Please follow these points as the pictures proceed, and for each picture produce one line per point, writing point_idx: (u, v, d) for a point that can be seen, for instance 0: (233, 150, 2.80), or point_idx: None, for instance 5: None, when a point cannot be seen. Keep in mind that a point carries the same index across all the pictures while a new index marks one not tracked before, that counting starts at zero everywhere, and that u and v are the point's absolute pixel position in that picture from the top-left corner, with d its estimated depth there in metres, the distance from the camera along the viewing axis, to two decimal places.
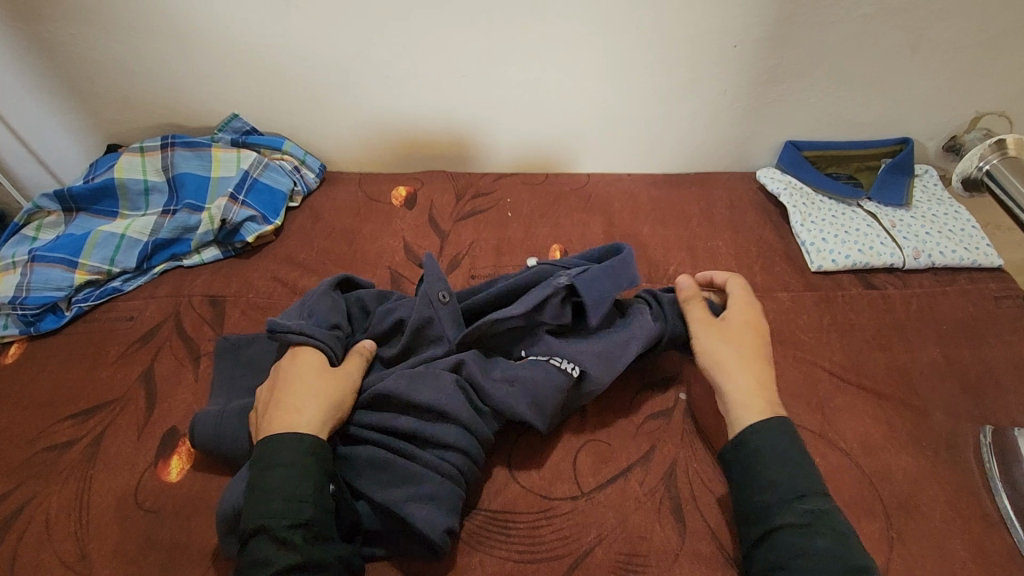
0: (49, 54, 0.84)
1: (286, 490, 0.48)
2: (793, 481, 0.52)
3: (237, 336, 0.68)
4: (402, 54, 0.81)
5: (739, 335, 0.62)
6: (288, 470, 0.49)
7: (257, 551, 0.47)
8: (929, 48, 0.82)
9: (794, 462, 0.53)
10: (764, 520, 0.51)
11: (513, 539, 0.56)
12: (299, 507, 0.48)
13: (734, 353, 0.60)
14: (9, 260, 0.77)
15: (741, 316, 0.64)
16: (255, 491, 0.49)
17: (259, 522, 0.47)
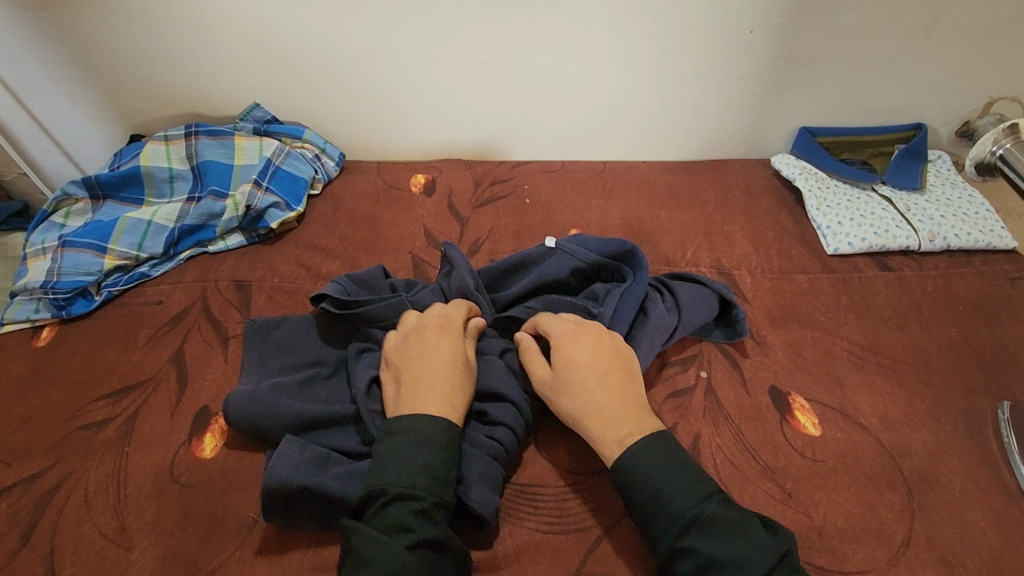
0: (74, 44, 0.85)
1: (438, 468, 0.50)
2: (666, 500, 0.48)
3: (265, 318, 0.70)
4: (421, 43, 0.82)
5: (574, 368, 0.56)
6: (444, 451, 0.51)
7: (399, 516, 0.47)
8: (942, 32, 0.83)
9: (659, 479, 0.49)
10: (676, 523, 0.47)
11: (541, 512, 0.57)
12: (444, 486, 0.50)
13: (575, 387, 0.55)
14: (39, 246, 0.78)
15: (564, 342, 0.58)
16: (400, 468, 0.50)
17: (408, 490, 0.48)
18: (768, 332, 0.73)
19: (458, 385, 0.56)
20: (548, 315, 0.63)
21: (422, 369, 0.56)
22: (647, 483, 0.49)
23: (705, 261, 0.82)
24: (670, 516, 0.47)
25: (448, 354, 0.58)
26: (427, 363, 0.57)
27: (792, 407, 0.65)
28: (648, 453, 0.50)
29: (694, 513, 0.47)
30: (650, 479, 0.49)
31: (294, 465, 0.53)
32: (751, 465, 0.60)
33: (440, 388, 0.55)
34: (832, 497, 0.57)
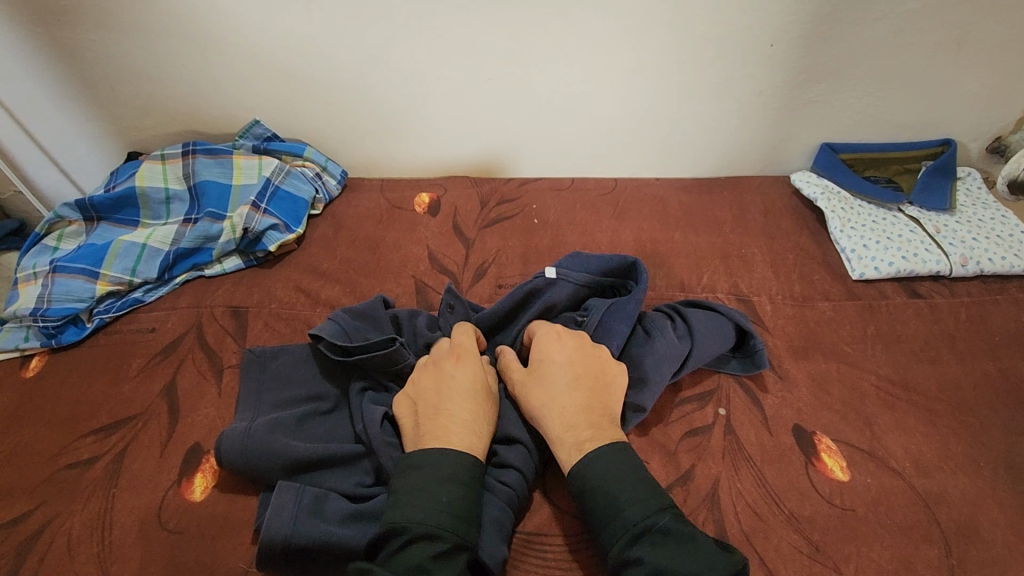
0: (69, 60, 0.82)
1: (463, 509, 0.47)
2: (619, 508, 0.47)
3: (263, 349, 0.67)
4: (427, 58, 0.79)
5: (551, 366, 0.56)
6: (466, 490, 0.49)
7: (422, 555, 0.44)
8: (975, 44, 0.78)
9: (613, 487, 0.48)
10: (633, 536, 0.45)
11: (550, 563, 0.53)
12: (468, 528, 0.47)
13: (548, 384, 0.55)
14: (30, 271, 0.76)
15: (544, 345, 0.59)
16: (422, 504, 0.47)
17: (433, 529, 0.45)
18: (790, 364, 0.69)
19: (480, 416, 0.54)
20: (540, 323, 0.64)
21: (441, 400, 0.54)
22: (602, 490, 0.48)
23: (722, 286, 0.78)
24: (622, 524, 0.46)
25: (469, 385, 0.56)
26: (448, 392, 0.55)
27: (818, 448, 0.61)
28: (607, 459, 0.49)
29: (645, 524, 0.46)
30: (605, 486, 0.48)
31: (291, 517, 0.50)
32: (774, 514, 0.56)
33: (462, 420, 0.53)
34: (864, 551, 0.53)
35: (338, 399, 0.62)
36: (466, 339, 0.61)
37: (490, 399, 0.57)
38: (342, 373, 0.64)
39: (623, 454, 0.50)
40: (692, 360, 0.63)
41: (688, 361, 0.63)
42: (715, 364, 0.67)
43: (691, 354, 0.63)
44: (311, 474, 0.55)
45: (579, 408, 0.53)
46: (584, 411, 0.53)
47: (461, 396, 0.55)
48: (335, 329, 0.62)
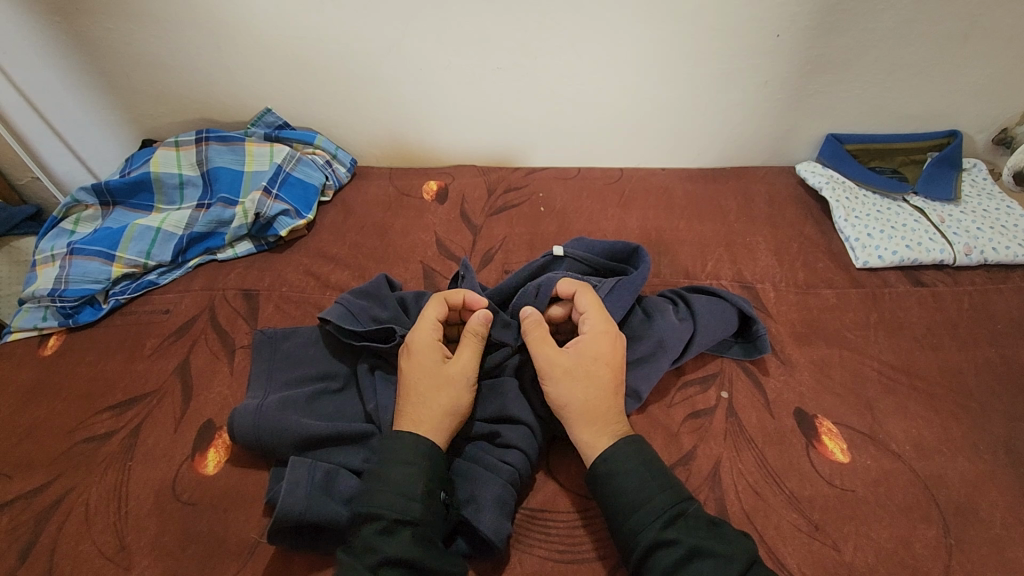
0: (86, 48, 0.84)
1: (405, 485, 0.49)
2: (653, 493, 0.49)
3: (274, 330, 0.68)
4: (436, 48, 0.80)
5: (600, 363, 0.57)
6: (409, 468, 0.50)
7: (365, 535, 0.47)
8: (981, 35, 0.78)
9: (645, 474, 0.51)
10: (663, 519, 0.48)
11: (554, 538, 0.54)
12: (409, 503, 0.48)
13: (589, 380, 0.55)
14: (48, 253, 0.78)
15: (593, 337, 0.58)
16: (369, 487, 0.50)
17: (371, 509, 0.48)
18: (793, 350, 0.70)
19: (424, 404, 0.55)
20: (590, 295, 0.62)
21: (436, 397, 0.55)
22: (632, 476, 0.50)
23: (726, 273, 0.79)
24: (657, 507, 0.48)
25: (423, 374, 0.56)
26: (406, 384, 0.56)
27: (819, 431, 0.62)
28: (638, 449, 0.52)
29: (678, 509, 0.49)
30: (636, 472, 0.51)
31: (303, 491, 0.51)
32: (775, 493, 0.57)
33: (413, 409, 0.54)
34: (863, 530, 0.54)
35: (348, 376, 0.64)
36: (427, 325, 0.60)
37: (444, 379, 0.56)
38: (351, 353, 0.65)
39: (645, 448, 0.53)
40: (696, 344, 0.64)
41: (692, 345, 0.64)
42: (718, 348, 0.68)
43: (693, 337, 0.64)
44: (321, 451, 0.56)
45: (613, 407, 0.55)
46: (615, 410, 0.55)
47: (416, 386, 0.56)
48: (342, 316, 0.63)
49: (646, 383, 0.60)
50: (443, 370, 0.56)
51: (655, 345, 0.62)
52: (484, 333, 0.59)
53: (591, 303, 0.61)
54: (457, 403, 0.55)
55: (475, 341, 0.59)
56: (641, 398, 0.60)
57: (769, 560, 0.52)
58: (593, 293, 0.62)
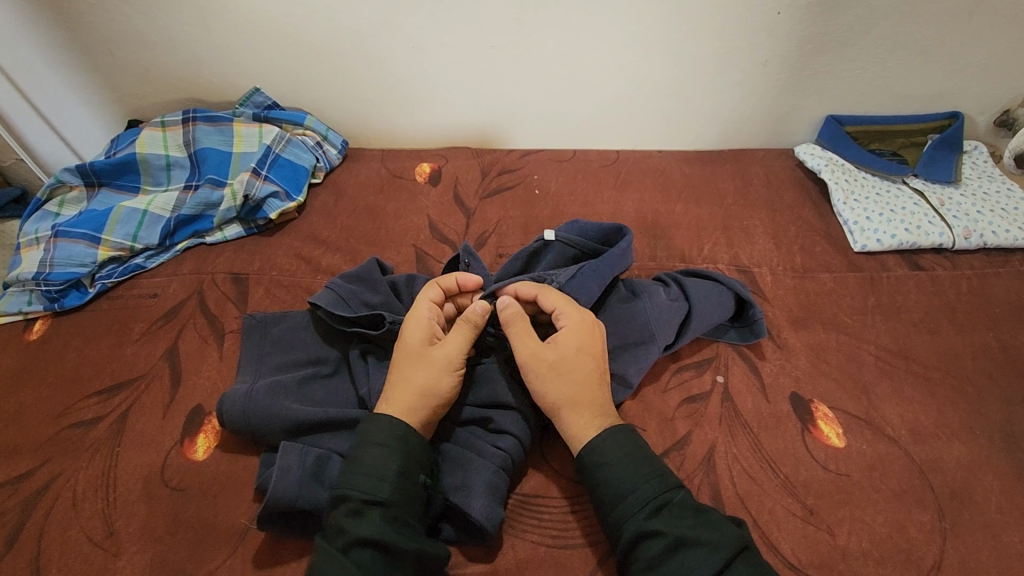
0: (67, 24, 0.81)
1: (378, 467, 0.49)
2: (638, 483, 0.49)
3: (264, 314, 0.67)
4: (428, 24, 0.77)
5: (579, 356, 0.55)
6: (383, 450, 0.50)
7: (339, 516, 0.47)
8: (986, 13, 0.77)
9: (630, 463, 0.50)
10: (652, 508, 0.47)
11: (546, 523, 0.53)
12: (378, 484, 0.48)
13: (568, 376, 0.54)
14: (32, 236, 0.76)
15: (570, 329, 0.56)
16: (346, 469, 0.49)
17: (345, 490, 0.48)
18: (789, 334, 0.69)
19: (399, 385, 0.54)
20: (557, 294, 0.60)
21: (407, 392, 0.53)
22: (620, 465, 0.50)
23: (722, 257, 0.78)
24: (642, 498, 0.48)
25: (407, 353, 0.56)
26: (393, 364, 0.56)
27: (814, 416, 0.61)
28: (625, 438, 0.51)
29: (664, 497, 0.48)
30: (622, 462, 0.50)
31: (292, 478, 0.50)
32: (769, 477, 0.56)
33: (392, 389, 0.54)
34: (857, 515, 0.54)
35: (340, 361, 0.63)
36: (422, 306, 0.59)
37: (421, 359, 0.55)
38: (342, 338, 0.64)
39: (636, 437, 0.52)
40: (692, 328, 0.63)
41: (687, 328, 0.63)
42: (712, 334, 0.67)
43: (681, 315, 0.64)
44: (311, 436, 0.56)
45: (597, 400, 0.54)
46: (599, 402, 0.54)
47: (397, 367, 0.55)
48: (332, 300, 0.62)
49: (635, 368, 0.60)
50: (426, 352, 0.55)
51: (645, 329, 0.61)
52: (479, 321, 0.56)
53: (562, 300, 0.59)
54: (435, 385, 0.54)
55: (467, 328, 0.56)
56: (632, 386, 0.59)
57: (763, 545, 0.52)
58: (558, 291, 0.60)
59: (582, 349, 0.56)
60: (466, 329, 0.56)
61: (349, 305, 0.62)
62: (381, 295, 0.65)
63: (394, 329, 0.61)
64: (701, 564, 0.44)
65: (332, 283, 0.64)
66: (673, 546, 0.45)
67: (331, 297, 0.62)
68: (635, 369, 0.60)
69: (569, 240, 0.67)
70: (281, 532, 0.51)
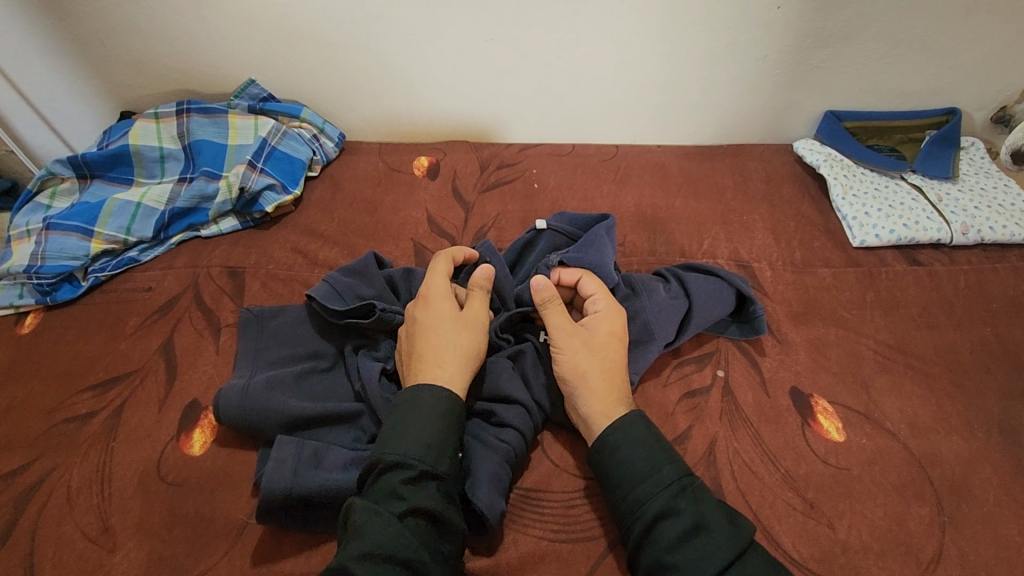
0: (58, 12, 0.80)
1: (434, 438, 0.49)
2: (660, 465, 0.49)
3: (261, 308, 0.66)
4: (426, 16, 0.77)
5: (611, 342, 0.57)
6: (439, 422, 0.50)
7: (394, 483, 0.46)
8: (985, 9, 0.77)
9: (653, 446, 0.50)
10: (674, 490, 0.48)
11: (548, 518, 0.53)
12: (440, 457, 0.48)
13: (597, 360, 0.56)
14: (23, 229, 0.75)
15: (608, 313, 0.59)
16: (393, 435, 0.49)
17: (402, 457, 0.47)
18: (789, 328, 0.69)
19: (445, 348, 0.54)
20: (593, 281, 0.61)
21: (454, 354, 0.54)
22: (642, 446, 0.50)
23: (722, 252, 0.78)
24: (664, 479, 0.48)
25: (447, 319, 0.56)
26: (422, 328, 0.56)
27: (814, 410, 0.61)
28: (647, 422, 0.52)
29: (685, 481, 0.49)
30: (645, 444, 0.50)
31: (290, 468, 0.49)
32: (770, 471, 0.56)
33: (435, 352, 0.54)
34: (857, 508, 0.54)
35: (339, 353, 0.62)
36: (436, 276, 0.60)
37: (463, 325, 0.56)
38: (341, 331, 0.63)
39: (652, 427, 0.53)
40: (693, 323, 0.63)
41: (689, 323, 0.64)
42: (713, 330, 0.67)
43: (681, 311, 0.64)
44: (308, 432, 0.55)
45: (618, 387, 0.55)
46: (617, 390, 0.55)
47: (434, 331, 0.55)
48: (328, 295, 0.61)
49: (637, 368, 0.60)
50: (463, 318, 0.57)
51: (645, 326, 0.61)
52: (487, 287, 0.61)
53: (600, 286, 0.61)
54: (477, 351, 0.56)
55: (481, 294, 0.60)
56: (635, 385, 0.60)
57: (765, 539, 0.52)
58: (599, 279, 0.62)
59: (615, 337, 0.57)
60: (482, 294, 0.60)
61: (342, 300, 0.61)
62: (374, 286, 0.65)
63: (386, 317, 0.61)
64: (719, 547, 0.44)
65: (330, 276, 0.63)
66: (694, 529, 0.46)
67: (327, 291, 0.61)
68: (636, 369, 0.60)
69: (562, 230, 0.68)
70: (274, 524, 0.50)
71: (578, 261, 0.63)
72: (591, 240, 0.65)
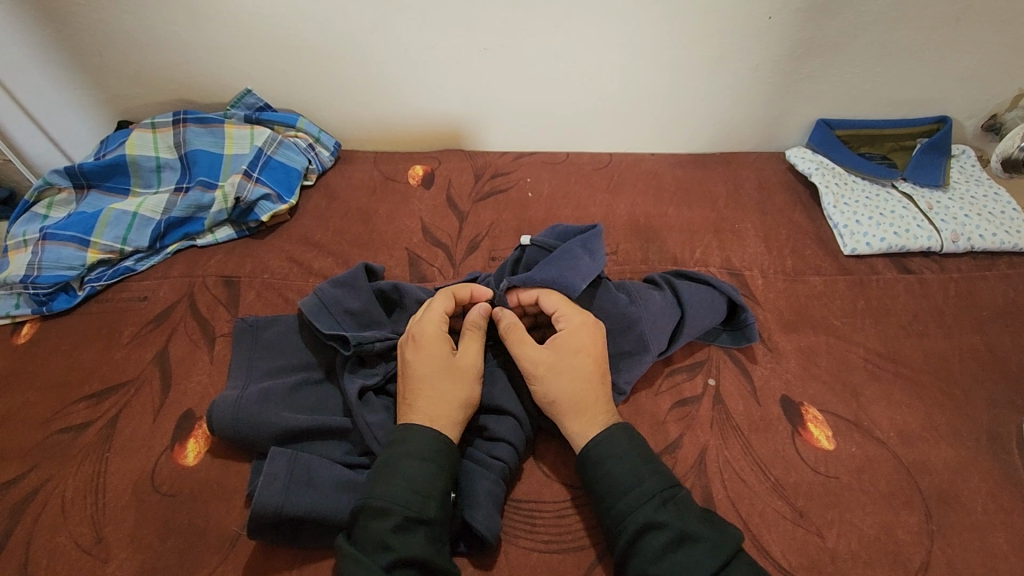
0: (55, 24, 0.81)
1: (421, 484, 0.49)
2: (644, 478, 0.49)
3: (255, 318, 0.66)
4: (420, 27, 0.77)
5: (580, 358, 0.56)
6: (426, 465, 0.50)
7: (380, 531, 0.46)
8: (974, 19, 0.78)
9: (636, 459, 0.51)
10: (658, 502, 0.48)
11: (539, 529, 0.53)
12: (425, 502, 0.48)
13: (572, 375, 0.55)
14: (20, 238, 0.75)
15: (572, 330, 0.58)
16: (382, 479, 0.49)
17: (388, 504, 0.47)
18: (780, 337, 0.69)
19: (447, 396, 0.54)
20: (557, 296, 0.61)
21: (439, 404, 0.54)
22: (626, 459, 0.51)
23: (714, 261, 0.78)
24: (647, 491, 0.48)
25: (436, 367, 0.55)
26: (414, 376, 0.55)
27: (804, 418, 0.61)
28: (631, 435, 0.53)
29: (669, 493, 0.49)
30: (629, 456, 0.51)
31: (281, 487, 0.50)
32: (759, 480, 0.57)
33: (428, 404, 0.54)
34: (846, 516, 0.54)
35: (329, 367, 0.62)
36: (432, 316, 0.59)
37: (462, 372, 0.56)
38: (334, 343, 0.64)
39: (639, 437, 0.53)
40: (687, 330, 0.64)
41: (682, 330, 0.64)
42: (706, 338, 0.68)
43: (672, 318, 0.64)
44: (302, 443, 0.56)
45: (600, 401, 0.55)
46: (598, 404, 0.55)
47: (428, 382, 0.55)
48: (315, 309, 0.62)
49: (627, 377, 0.61)
50: (454, 365, 0.56)
51: (637, 334, 0.62)
52: (483, 324, 0.60)
53: (560, 301, 0.61)
54: (470, 396, 0.55)
55: (476, 333, 0.59)
56: (625, 393, 0.61)
57: (754, 548, 0.52)
58: (562, 293, 0.62)
59: (583, 352, 0.57)
60: (476, 334, 0.59)
61: (322, 315, 0.62)
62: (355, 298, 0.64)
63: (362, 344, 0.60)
64: (702, 556, 0.45)
65: (320, 290, 0.64)
66: (678, 540, 0.46)
67: (315, 304, 0.62)
68: (628, 377, 0.60)
69: (543, 243, 0.68)
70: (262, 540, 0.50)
71: (530, 279, 0.63)
72: (566, 255, 0.64)
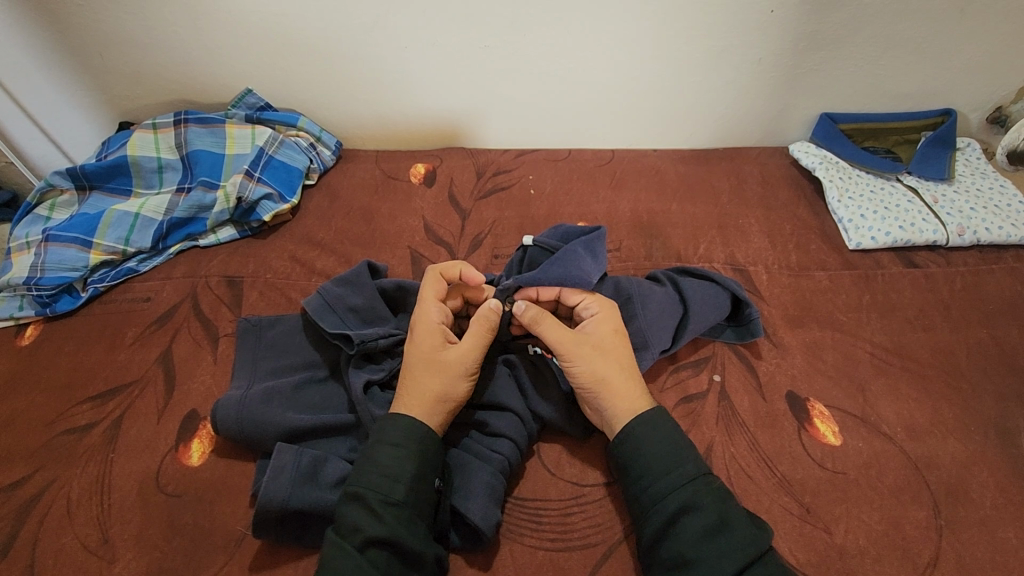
0: (56, 26, 0.81)
1: (393, 467, 0.49)
2: (682, 462, 0.49)
3: (258, 318, 0.66)
4: (420, 24, 0.77)
5: (618, 341, 0.57)
6: (398, 449, 0.50)
7: (352, 515, 0.47)
8: (978, 12, 0.77)
9: (673, 442, 0.51)
10: (697, 486, 0.48)
11: (543, 527, 0.53)
12: (393, 485, 0.48)
13: (610, 359, 0.56)
14: (24, 241, 0.76)
15: (604, 316, 0.59)
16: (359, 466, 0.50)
17: (360, 488, 0.48)
18: (785, 332, 0.69)
19: (436, 387, 0.54)
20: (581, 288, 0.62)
21: (419, 397, 0.53)
22: (662, 442, 0.51)
23: (718, 256, 0.78)
24: (686, 475, 0.49)
25: (426, 360, 0.55)
26: (410, 368, 0.56)
27: (811, 414, 0.61)
28: (669, 418, 0.53)
29: (706, 478, 0.49)
30: (666, 439, 0.51)
31: (283, 478, 0.50)
32: (766, 475, 0.56)
33: (414, 395, 0.54)
34: (854, 512, 0.54)
35: (334, 364, 0.62)
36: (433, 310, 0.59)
37: (452, 366, 0.55)
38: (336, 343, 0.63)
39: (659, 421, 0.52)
40: (692, 326, 0.64)
41: (687, 325, 0.64)
42: (711, 335, 0.67)
43: (675, 314, 0.64)
44: (308, 441, 0.56)
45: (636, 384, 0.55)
46: (635, 385, 0.55)
47: (417, 373, 0.55)
48: (320, 309, 0.62)
49: None
50: (443, 358, 0.55)
51: (639, 330, 0.61)
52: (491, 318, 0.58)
53: (587, 293, 0.61)
54: (453, 393, 0.54)
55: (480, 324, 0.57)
56: None
57: None
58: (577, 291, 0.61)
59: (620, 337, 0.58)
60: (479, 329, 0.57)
61: (326, 314, 0.62)
62: (361, 296, 0.64)
63: (364, 340, 0.59)
64: (724, 555, 0.44)
65: (324, 291, 0.64)
66: (714, 526, 0.46)
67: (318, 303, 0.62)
68: None
69: (545, 242, 0.67)
70: (268, 538, 0.50)
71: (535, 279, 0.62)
72: (567, 252, 0.64)
